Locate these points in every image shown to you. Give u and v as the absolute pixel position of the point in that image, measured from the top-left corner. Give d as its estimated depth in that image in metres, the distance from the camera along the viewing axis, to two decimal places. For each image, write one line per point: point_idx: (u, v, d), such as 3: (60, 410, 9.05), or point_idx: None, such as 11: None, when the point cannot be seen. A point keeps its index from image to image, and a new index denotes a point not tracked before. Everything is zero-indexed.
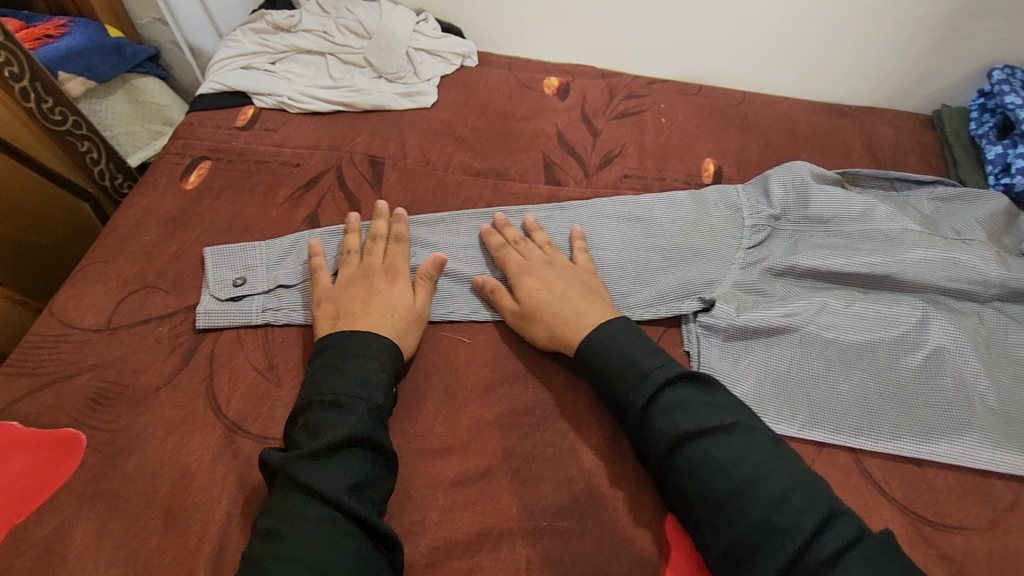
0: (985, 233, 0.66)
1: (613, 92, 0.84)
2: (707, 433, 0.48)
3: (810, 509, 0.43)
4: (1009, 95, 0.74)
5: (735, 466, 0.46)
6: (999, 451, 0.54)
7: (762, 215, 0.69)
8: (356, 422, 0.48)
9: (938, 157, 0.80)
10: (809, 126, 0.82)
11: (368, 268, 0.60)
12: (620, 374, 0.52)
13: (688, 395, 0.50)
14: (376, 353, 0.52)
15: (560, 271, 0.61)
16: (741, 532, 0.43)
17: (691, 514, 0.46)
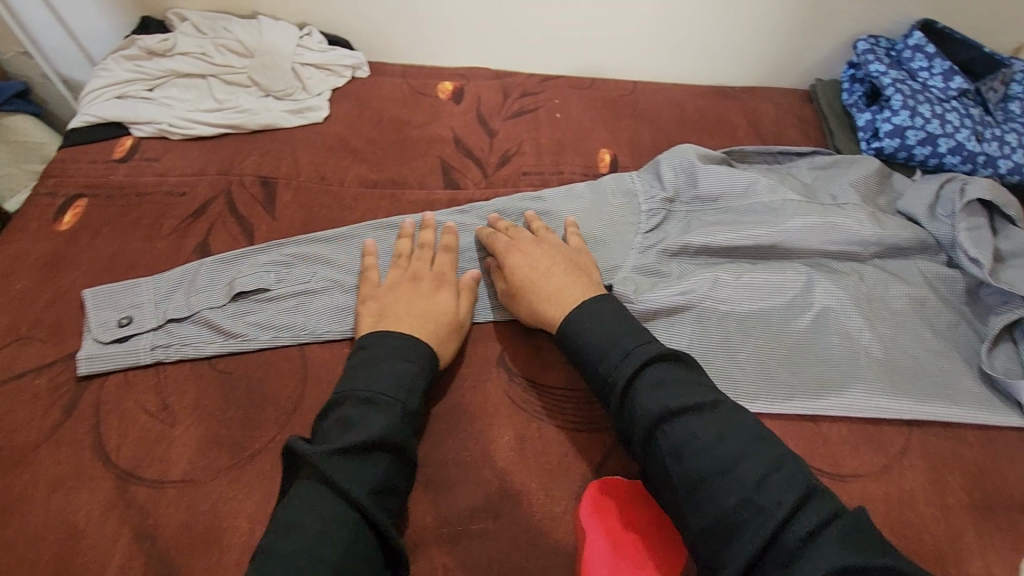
0: (858, 196, 0.71)
1: (507, 91, 0.85)
2: (686, 412, 0.47)
3: (788, 489, 0.42)
4: (873, 64, 0.79)
5: (719, 444, 0.45)
6: (887, 399, 0.58)
7: (656, 199, 0.71)
8: (391, 423, 0.47)
9: (816, 129, 0.85)
10: (697, 109, 0.86)
11: (418, 272, 0.61)
12: (603, 355, 0.52)
13: (669, 375, 0.49)
14: (416, 357, 0.52)
15: (553, 251, 0.61)
16: (720, 510, 0.43)
17: (672, 494, 0.46)
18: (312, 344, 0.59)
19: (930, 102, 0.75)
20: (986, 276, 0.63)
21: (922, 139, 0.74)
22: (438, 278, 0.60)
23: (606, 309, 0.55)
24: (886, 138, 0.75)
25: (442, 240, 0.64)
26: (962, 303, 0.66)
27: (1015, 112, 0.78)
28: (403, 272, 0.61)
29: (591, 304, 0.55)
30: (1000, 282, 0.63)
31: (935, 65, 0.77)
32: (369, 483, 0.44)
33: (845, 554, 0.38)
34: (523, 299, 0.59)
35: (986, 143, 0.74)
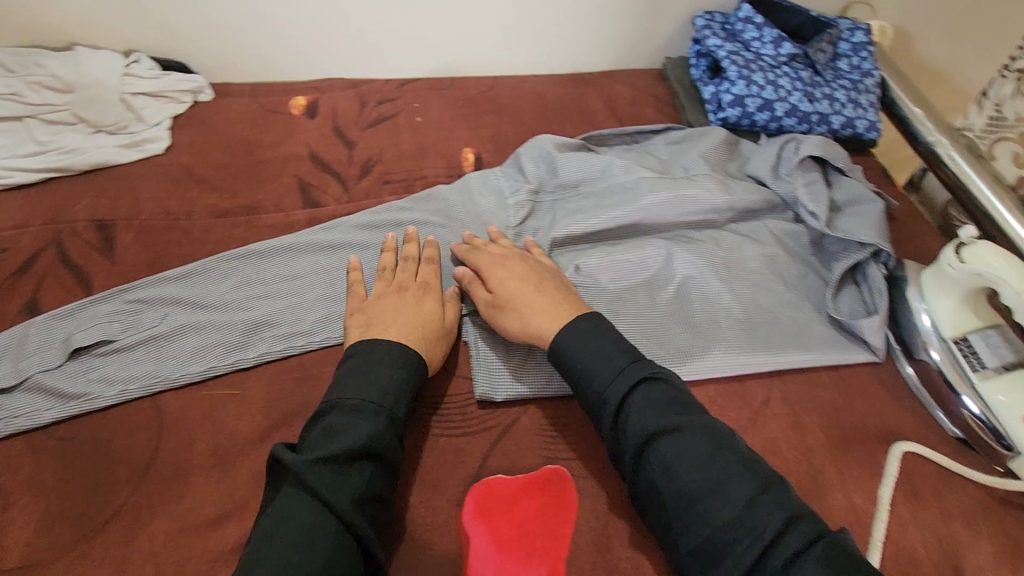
0: (708, 166, 0.75)
1: (364, 100, 0.83)
2: (681, 429, 0.48)
3: (777, 510, 0.44)
4: (710, 39, 0.83)
5: (710, 463, 0.46)
6: (745, 352, 0.61)
7: (521, 192, 0.72)
8: (374, 429, 0.48)
9: (671, 106, 0.88)
10: (556, 99, 0.87)
11: (402, 282, 0.60)
12: (598, 370, 0.52)
13: (662, 394, 0.50)
14: (404, 363, 0.52)
15: (537, 266, 0.61)
16: (710, 531, 0.44)
17: (662, 512, 0.47)
18: (167, 392, 0.55)
19: (763, 70, 0.80)
20: (825, 227, 0.68)
21: (761, 105, 0.78)
22: (424, 287, 0.60)
23: (600, 324, 0.55)
24: (729, 108, 0.79)
25: (424, 253, 0.64)
26: (809, 254, 0.71)
27: (842, 69, 0.84)
28: (386, 284, 0.60)
29: (585, 320, 0.55)
30: (836, 231, 0.68)
31: (765, 34, 0.82)
32: (350, 490, 0.45)
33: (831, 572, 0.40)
34: (508, 314, 0.57)
35: (818, 102, 0.80)
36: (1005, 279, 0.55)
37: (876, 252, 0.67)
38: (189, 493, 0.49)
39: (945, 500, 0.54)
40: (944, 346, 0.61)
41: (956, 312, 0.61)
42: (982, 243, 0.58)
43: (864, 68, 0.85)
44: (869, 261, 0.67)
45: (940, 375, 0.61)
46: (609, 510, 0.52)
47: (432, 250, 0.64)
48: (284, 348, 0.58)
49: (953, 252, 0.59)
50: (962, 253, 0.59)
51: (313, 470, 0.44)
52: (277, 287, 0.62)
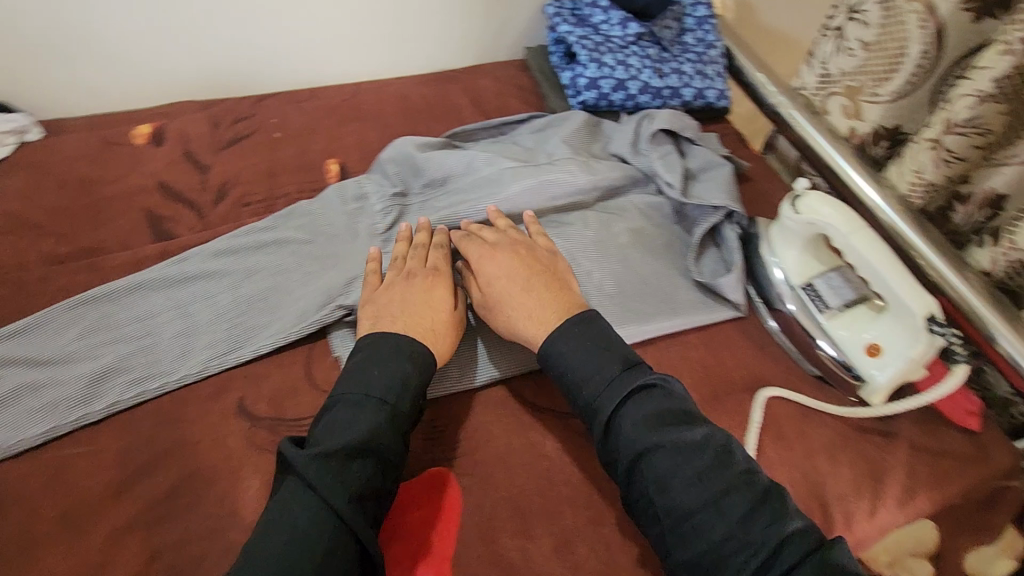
0: (569, 150, 0.76)
1: (217, 120, 0.79)
2: (678, 442, 0.49)
3: (773, 523, 0.45)
4: (561, 25, 0.84)
5: (704, 478, 0.47)
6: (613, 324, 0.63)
7: (387, 197, 0.71)
8: (378, 429, 0.48)
9: (535, 94, 0.90)
10: (421, 99, 0.87)
11: (412, 270, 0.61)
12: (588, 384, 0.53)
13: (654, 407, 0.51)
14: (409, 356, 0.53)
15: (526, 260, 0.61)
16: (706, 543, 0.45)
17: (656, 522, 0.48)
18: (6, 462, 0.51)
19: (612, 52, 0.83)
20: (681, 196, 0.71)
21: (614, 85, 0.81)
22: (438, 272, 0.61)
23: (591, 331, 0.55)
24: (585, 91, 0.82)
25: (432, 239, 0.65)
26: (673, 223, 0.74)
27: (689, 43, 0.88)
28: (395, 273, 0.61)
29: (570, 326, 0.56)
30: (691, 199, 0.71)
31: (611, 17, 0.85)
32: (355, 487, 0.45)
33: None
34: (498, 313, 0.59)
35: (667, 77, 0.83)
36: (833, 224, 0.60)
37: (729, 214, 0.70)
38: (38, 567, 0.46)
39: (808, 437, 0.58)
40: (795, 295, 0.64)
41: (804, 260, 0.65)
42: (811, 194, 0.62)
43: (709, 40, 0.89)
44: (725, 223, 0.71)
45: (795, 321, 0.64)
46: (492, 504, 0.52)
47: (443, 237, 0.65)
48: (137, 394, 0.54)
49: (790, 204, 0.64)
50: (797, 205, 0.63)
51: (314, 462, 0.45)
52: (128, 330, 0.58)
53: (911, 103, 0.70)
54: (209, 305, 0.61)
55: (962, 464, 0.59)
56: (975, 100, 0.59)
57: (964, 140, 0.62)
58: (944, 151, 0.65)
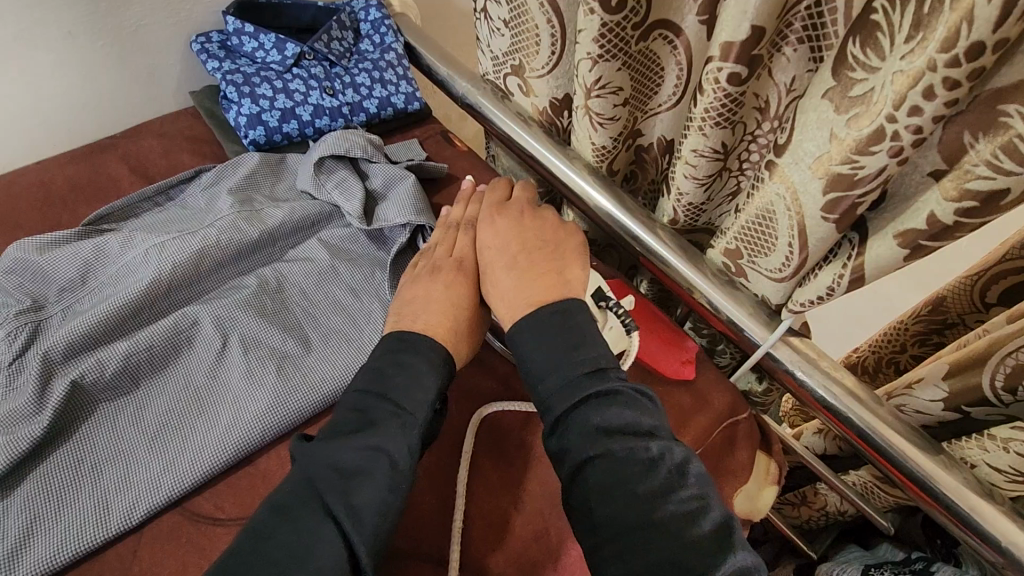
0: (236, 199, 0.68)
1: None
2: (665, 495, 0.45)
3: (715, 554, 0.44)
4: (210, 63, 0.75)
5: (651, 503, 0.45)
6: (289, 393, 0.56)
7: (9, 317, 0.57)
8: (392, 440, 0.48)
9: (212, 141, 0.80)
10: (67, 179, 0.73)
11: (436, 261, 0.62)
12: (552, 383, 0.51)
13: (618, 416, 0.48)
14: (429, 362, 0.52)
15: (521, 230, 0.61)
16: (642, 564, 0.43)
17: (592, 533, 0.46)
18: None
19: (270, 80, 0.74)
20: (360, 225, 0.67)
21: (281, 117, 0.73)
22: (459, 267, 0.61)
23: (571, 323, 0.53)
24: (251, 129, 0.73)
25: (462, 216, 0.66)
26: (370, 248, 0.68)
27: (365, 50, 0.83)
28: (424, 265, 0.62)
29: (552, 313, 0.53)
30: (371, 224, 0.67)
31: (264, 41, 0.76)
32: (359, 500, 0.45)
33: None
34: (485, 280, 0.60)
35: (341, 94, 0.77)
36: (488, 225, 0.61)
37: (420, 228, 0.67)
38: None
39: (530, 447, 0.57)
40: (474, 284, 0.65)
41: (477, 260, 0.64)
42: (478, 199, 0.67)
43: (387, 42, 0.83)
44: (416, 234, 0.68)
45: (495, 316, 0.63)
46: (405, 536, 0.52)
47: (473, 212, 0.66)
48: None
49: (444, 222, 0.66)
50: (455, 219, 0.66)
51: (321, 457, 0.46)
52: None
53: (566, 72, 0.69)
54: None
55: (682, 420, 0.60)
56: (592, 62, 0.58)
57: (606, 102, 0.62)
58: (595, 116, 0.64)
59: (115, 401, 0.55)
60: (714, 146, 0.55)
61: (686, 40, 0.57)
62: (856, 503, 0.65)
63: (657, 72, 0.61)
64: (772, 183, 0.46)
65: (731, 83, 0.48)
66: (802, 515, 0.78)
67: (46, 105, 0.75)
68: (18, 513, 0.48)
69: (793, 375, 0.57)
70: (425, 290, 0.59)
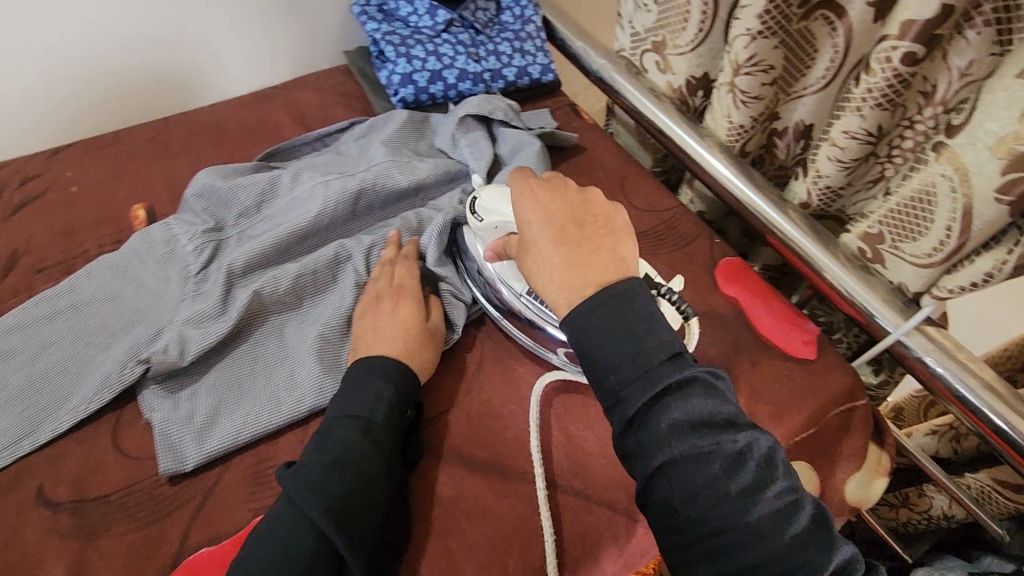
0: (389, 151, 0.74)
1: (2, 185, 0.72)
2: (757, 495, 0.43)
3: (814, 554, 0.42)
4: (368, 24, 0.81)
5: (742, 500, 0.42)
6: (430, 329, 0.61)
7: (198, 234, 0.66)
8: (362, 456, 0.49)
9: (362, 99, 0.86)
10: (237, 122, 0.82)
11: (378, 291, 0.61)
12: (621, 375, 0.45)
13: (699, 409, 0.44)
14: (384, 374, 0.54)
15: (568, 202, 0.53)
16: (737, 565, 0.41)
17: (680, 533, 0.43)
18: None
19: (422, 43, 0.79)
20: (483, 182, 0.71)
21: (429, 77, 0.79)
22: (401, 290, 0.61)
23: (636, 309, 0.46)
24: (402, 88, 0.79)
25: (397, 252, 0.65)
26: None
27: (506, 21, 0.86)
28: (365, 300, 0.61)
29: (611, 299, 0.47)
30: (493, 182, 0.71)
31: (418, 7, 0.82)
32: (343, 508, 0.46)
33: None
34: (529, 258, 0.52)
35: (484, 60, 0.81)
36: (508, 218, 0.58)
37: None
38: None
39: None
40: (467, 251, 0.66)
41: (482, 238, 0.62)
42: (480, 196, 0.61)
43: (526, 15, 0.87)
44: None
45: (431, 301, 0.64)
46: (535, 467, 0.56)
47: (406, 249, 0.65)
48: None
49: (470, 212, 0.61)
50: (478, 210, 0.60)
51: (306, 473, 0.47)
52: None
53: (710, 50, 0.71)
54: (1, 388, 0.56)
55: (800, 397, 0.60)
56: (749, 38, 0.60)
57: (754, 79, 0.63)
58: (740, 93, 0.65)
59: (284, 315, 0.62)
60: (870, 128, 0.55)
61: (849, 22, 0.57)
62: (969, 507, 0.63)
63: (810, 54, 0.62)
64: (939, 163, 0.48)
65: (904, 63, 0.49)
66: (899, 518, 0.77)
67: (224, 55, 0.85)
68: (206, 396, 0.56)
69: (926, 364, 0.56)
70: (370, 321, 0.59)
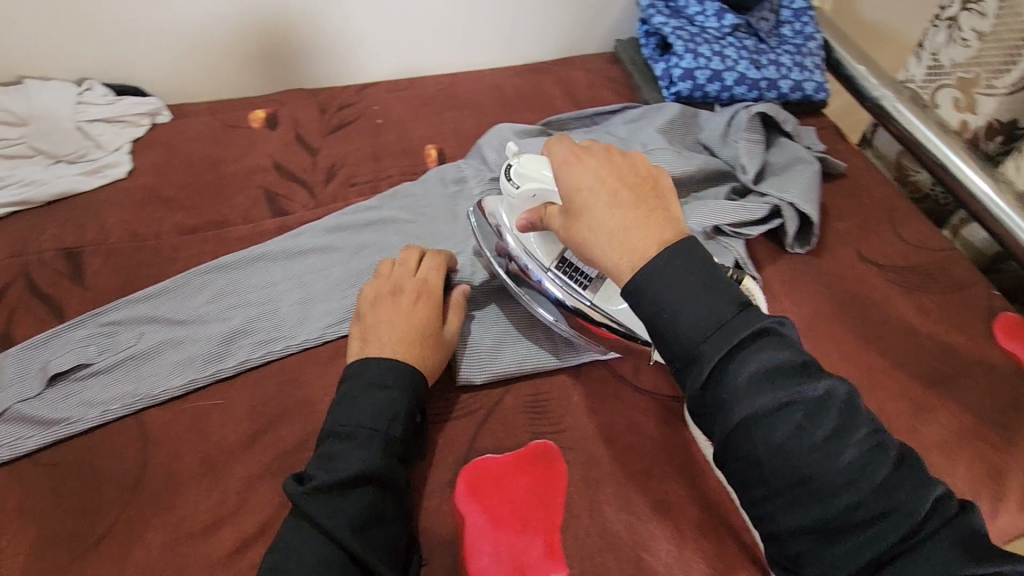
0: (664, 138, 0.77)
1: (324, 107, 0.83)
2: (842, 439, 0.38)
3: (909, 491, 0.38)
4: (656, 17, 0.85)
5: (832, 441, 0.38)
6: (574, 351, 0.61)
7: (487, 182, 0.73)
8: (383, 465, 0.47)
9: (627, 86, 0.91)
10: (514, 89, 0.89)
11: (399, 281, 0.58)
12: (693, 327, 0.40)
13: (778, 354, 0.40)
14: (399, 379, 0.51)
15: (613, 164, 0.47)
16: (829, 515, 0.37)
17: (761, 488, 0.39)
18: (148, 410, 0.55)
19: (708, 42, 0.82)
20: (751, 182, 0.70)
21: (710, 76, 0.81)
22: (419, 293, 0.57)
23: (696, 259, 0.42)
24: (680, 81, 0.81)
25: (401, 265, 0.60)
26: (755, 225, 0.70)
27: (787, 35, 0.87)
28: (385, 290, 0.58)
29: (673, 256, 0.42)
30: (761, 186, 0.70)
31: (707, 8, 0.84)
32: (371, 527, 0.45)
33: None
34: (578, 227, 0.46)
35: (764, 68, 0.82)
36: (548, 186, 0.56)
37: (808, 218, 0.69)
38: (182, 504, 0.50)
39: (925, 436, 0.57)
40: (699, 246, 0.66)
41: (515, 208, 0.59)
42: (522, 161, 0.58)
43: (807, 32, 0.87)
44: (782, 218, 0.69)
45: (459, 293, 0.60)
46: None
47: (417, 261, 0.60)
48: (265, 354, 0.58)
49: (506, 176, 0.59)
50: (515, 176, 0.58)
51: (324, 497, 0.45)
52: (251, 296, 0.63)
53: None
54: (324, 276, 0.65)
55: None
56: None
57: None
58: None
59: None
60: None
61: None
62: None
63: None
64: None
65: None
66: None
67: (515, 27, 0.92)
68: (489, 323, 0.62)
69: None
70: (386, 313, 0.56)
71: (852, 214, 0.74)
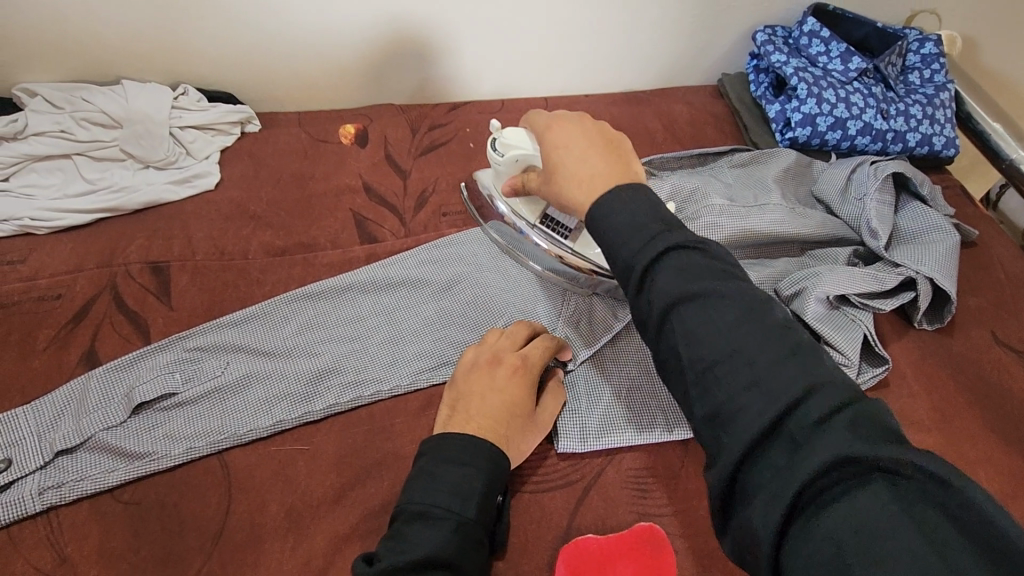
0: (779, 193, 0.69)
1: (415, 126, 0.79)
2: (740, 321, 0.36)
3: (806, 375, 0.34)
4: (774, 54, 0.79)
5: (739, 328, 0.36)
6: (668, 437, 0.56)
7: None
8: (459, 554, 0.43)
9: (731, 125, 0.85)
10: (612, 118, 0.84)
11: (499, 352, 0.54)
12: (626, 238, 0.40)
13: (698, 259, 0.39)
14: (477, 455, 0.47)
15: (590, 125, 0.48)
16: (728, 400, 0.35)
17: (679, 382, 0.38)
18: (233, 449, 0.52)
19: (833, 86, 0.76)
20: (882, 248, 0.64)
21: (832, 123, 0.75)
22: (519, 367, 0.53)
23: (647, 190, 0.42)
24: (798, 127, 0.76)
25: (507, 337, 0.56)
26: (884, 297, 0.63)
27: (914, 84, 0.80)
28: (483, 364, 0.53)
29: (626, 190, 0.41)
30: (894, 254, 0.64)
31: (832, 48, 0.78)
32: None
33: (879, 497, 0.29)
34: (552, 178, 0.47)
35: (892, 118, 0.76)
36: (532, 154, 0.57)
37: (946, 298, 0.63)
38: (264, 562, 0.47)
39: None
40: (825, 314, 0.59)
41: (502, 173, 0.62)
42: (501, 131, 0.59)
43: (938, 81, 0.80)
44: (915, 291, 0.62)
45: (557, 381, 0.57)
46: None
47: (523, 333, 0.57)
48: (353, 398, 0.55)
49: (494, 148, 0.61)
50: (500, 146, 0.60)
51: None
52: (339, 330, 0.60)
53: None
54: (414, 314, 0.62)
55: None
56: None
57: None
58: None
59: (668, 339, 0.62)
60: None
61: None
62: None
63: None
64: None
65: None
66: None
67: (618, 53, 0.87)
68: (588, 393, 0.58)
69: None
70: (478, 385, 0.52)
71: (985, 289, 0.68)
